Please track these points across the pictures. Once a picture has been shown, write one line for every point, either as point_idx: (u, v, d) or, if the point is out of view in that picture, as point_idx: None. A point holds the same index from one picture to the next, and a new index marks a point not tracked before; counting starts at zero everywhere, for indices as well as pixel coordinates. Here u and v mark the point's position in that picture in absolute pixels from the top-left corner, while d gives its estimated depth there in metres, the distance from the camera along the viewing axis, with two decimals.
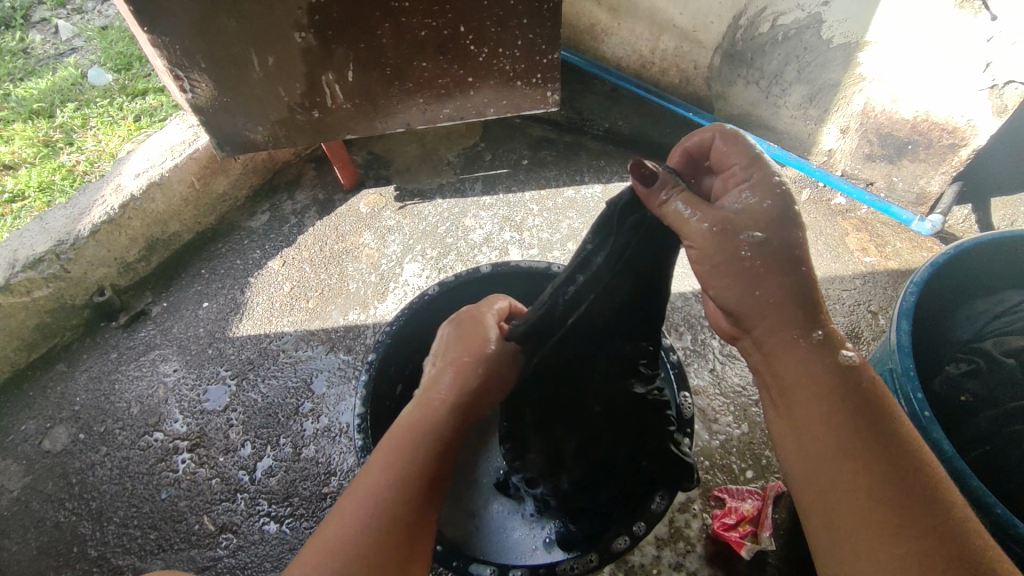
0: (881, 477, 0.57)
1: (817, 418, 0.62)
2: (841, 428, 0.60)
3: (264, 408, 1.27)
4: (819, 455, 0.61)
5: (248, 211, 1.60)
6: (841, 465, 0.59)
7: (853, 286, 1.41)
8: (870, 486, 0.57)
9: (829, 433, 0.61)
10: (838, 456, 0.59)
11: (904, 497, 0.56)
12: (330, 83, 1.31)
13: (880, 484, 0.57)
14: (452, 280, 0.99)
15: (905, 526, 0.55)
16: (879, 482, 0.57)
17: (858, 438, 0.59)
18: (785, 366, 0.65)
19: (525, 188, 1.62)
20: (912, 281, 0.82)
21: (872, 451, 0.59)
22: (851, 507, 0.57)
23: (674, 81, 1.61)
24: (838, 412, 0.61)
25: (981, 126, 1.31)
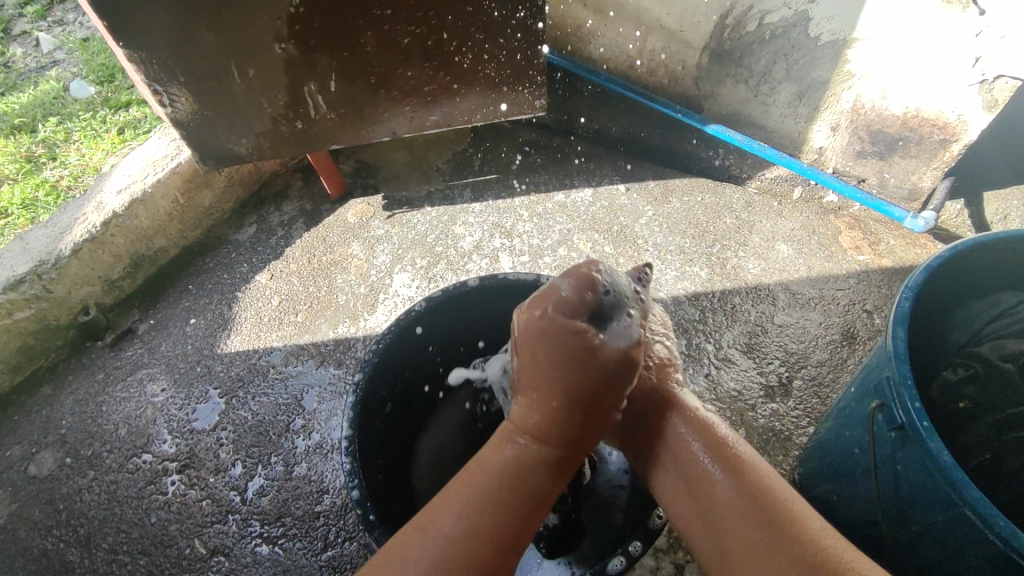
0: (756, 533, 0.64)
1: (708, 493, 0.69)
2: (730, 497, 0.68)
3: (254, 426, 1.25)
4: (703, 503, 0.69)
5: (234, 224, 1.57)
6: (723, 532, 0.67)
7: (847, 285, 1.39)
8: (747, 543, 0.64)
9: (710, 500, 0.69)
10: (732, 532, 0.66)
11: (778, 539, 0.63)
12: (313, 93, 1.28)
13: (762, 544, 0.63)
14: (439, 296, 0.97)
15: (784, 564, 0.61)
16: (761, 541, 0.63)
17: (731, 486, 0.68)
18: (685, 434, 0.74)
19: (514, 194, 1.61)
20: (907, 286, 0.81)
21: (743, 504, 0.66)
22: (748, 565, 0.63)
23: (662, 81, 1.60)
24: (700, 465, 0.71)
25: (972, 121, 1.30)
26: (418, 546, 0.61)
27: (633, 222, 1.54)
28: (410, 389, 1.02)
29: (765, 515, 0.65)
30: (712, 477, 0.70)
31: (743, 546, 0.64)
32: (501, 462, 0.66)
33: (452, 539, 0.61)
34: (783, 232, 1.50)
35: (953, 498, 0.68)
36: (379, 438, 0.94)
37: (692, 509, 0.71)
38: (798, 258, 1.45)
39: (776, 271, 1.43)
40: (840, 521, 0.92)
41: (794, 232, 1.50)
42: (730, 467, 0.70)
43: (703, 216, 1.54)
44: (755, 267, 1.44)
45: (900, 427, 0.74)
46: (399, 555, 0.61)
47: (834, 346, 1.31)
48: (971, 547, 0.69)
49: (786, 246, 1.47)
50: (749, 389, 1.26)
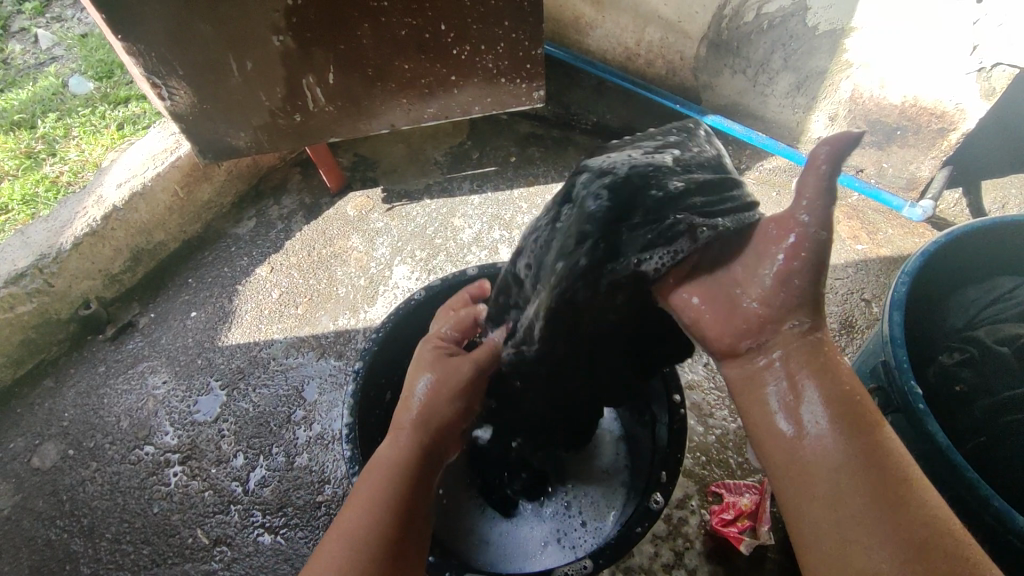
0: (876, 505, 0.55)
1: (815, 458, 0.59)
2: (847, 460, 0.58)
3: (255, 417, 1.26)
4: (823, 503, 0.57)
5: (234, 218, 1.58)
6: (826, 493, 0.57)
7: (845, 274, 1.40)
8: (859, 513, 0.55)
9: (806, 460, 0.60)
10: (843, 497, 0.56)
11: (904, 517, 0.54)
12: (311, 86, 1.29)
13: (872, 516, 0.55)
14: (438, 285, 0.98)
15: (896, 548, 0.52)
16: (876, 515, 0.55)
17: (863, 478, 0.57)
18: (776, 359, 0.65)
19: (513, 186, 1.61)
20: (903, 271, 0.81)
21: (858, 471, 0.57)
22: (860, 538, 0.54)
23: (661, 72, 1.60)
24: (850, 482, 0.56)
25: (970, 109, 1.30)
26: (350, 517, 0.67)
27: None
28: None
29: (886, 490, 0.55)
30: (787, 431, 0.62)
31: (847, 512, 0.56)
32: (383, 459, 0.73)
33: (377, 502, 0.68)
34: None
35: (948, 480, 0.69)
36: (379, 426, 0.94)
37: (772, 440, 0.63)
38: None
39: None
40: None
41: None
42: (857, 433, 0.59)
43: None
44: None
45: (897, 411, 0.75)
46: (338, 538, 0.65)
47: (833, 335, 1.31)
48: (968, 529, 0.70)
49: None
50: None
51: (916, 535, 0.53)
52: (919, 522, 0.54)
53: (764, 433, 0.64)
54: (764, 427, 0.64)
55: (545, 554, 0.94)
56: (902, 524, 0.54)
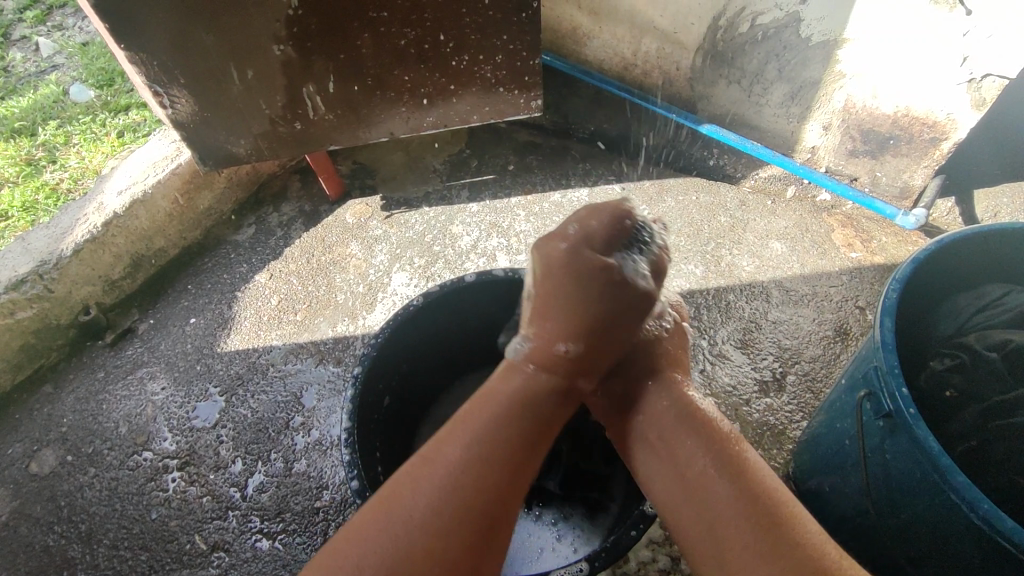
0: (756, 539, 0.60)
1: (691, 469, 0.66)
2: (709, 482, 0.65)
3: (254, 423, 1.26)
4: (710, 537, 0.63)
5: (234, 225, 1.59)
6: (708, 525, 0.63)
7: (840, 282, 1.41)
8: (742, 542, 0.60)
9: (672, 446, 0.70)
10: (721, 523, 0.62)
11: (783, 545, 0.59)
12: (311, 95, 1.30)
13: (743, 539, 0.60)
14: (436, 291, 0.98)
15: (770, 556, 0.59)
16: (754, 547, 0.59)
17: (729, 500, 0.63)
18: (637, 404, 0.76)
19: (511, 194, 1.62)
20: (895, 278, 0.82)
21: (747, 503, 0.62)
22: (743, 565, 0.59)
23: (657, 82, 1.62)
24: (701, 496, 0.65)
25: (961, 119, 1.32)
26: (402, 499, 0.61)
27: None
28: (408, 384, 1.03)
29: (766, 516, 0.61)
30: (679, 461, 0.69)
31: (727, 533, 0.61)
32: (502, 393, 0.70)
33: (446, 467, 0.63)
34: (777, 230, 1.52)
35: (938, 483, 0.70)
36: (378, 431, 0.95)
37: (670, 477, 0.68)
38: (792, 256, 1.46)
39: (770, 268, 1.45)
40: (832, 512, 0.93)
41: (788, 230, 1.52)
42: (734, 473, 0.65)
43: (698, 215, 1.56)
44: (749, 264, 1.46)
45: (888, 416, 0.76)
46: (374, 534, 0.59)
47: (828, 342, 1.32)
48: (959, 533, 0.70)
49: (780, 244, 1.49)
50: (743, 384, 1.27)
51: (795, 556, 0.58)
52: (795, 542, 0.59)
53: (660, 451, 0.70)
54: (659, 470, 0.70)
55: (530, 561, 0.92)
56: (778, 538, 0.59)
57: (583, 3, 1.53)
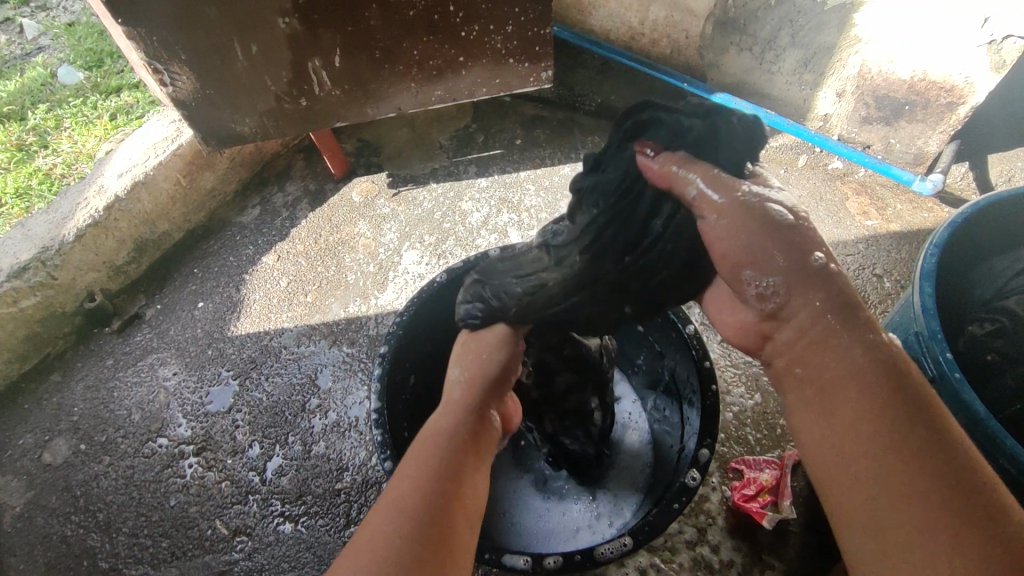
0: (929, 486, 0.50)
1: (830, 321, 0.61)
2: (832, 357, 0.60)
3: (270, 406, 1.24)
4: (831, 463, 0.57)
5: (237, 206, 1.55)
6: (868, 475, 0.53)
7: (856, 250, 1.40)
8: (869, 442, 0.54)
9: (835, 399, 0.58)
10: (862, 412, 0.56)
11: (954, 495, 0.49)
12: (317, 69, 1.26)
13: (898, 467, 0.52)
14: (458, 267, 0.96)
15: (919, 482, 0.51)
16: (931, 515, 0.49)
17: (878, 430, 0.54)
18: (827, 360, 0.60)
19: (520, 169, 1.60)
20: (932, 243, 0.81)
21: (894, 438, 0.53)
22: (871, 492, 0.52)
23: (665, 51, 1.59)
24: (872, 419, 0.55)
25: (979, 82, 1.30)
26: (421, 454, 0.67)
27: None
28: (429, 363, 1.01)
29: (943, 463, 0.51)
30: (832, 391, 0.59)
31: (865, 449, 0.54)
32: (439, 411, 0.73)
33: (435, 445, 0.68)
34: (791, 200, 1.50)
35: (986, 447, 0.69)
36: (403, 412, 0.94)
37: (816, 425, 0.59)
38: None
39: None
40: None
41: (802, 199, 1.50)
42: (853, 341, 0.60)
43: None
44: None
45: (931, 381, 0.75)
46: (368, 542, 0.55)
47: None
48: (1005, 495, 0.70)
49: None
50: None
51: (960, 499, 0.49)
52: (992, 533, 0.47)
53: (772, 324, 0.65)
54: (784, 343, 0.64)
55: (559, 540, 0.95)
56: (945, 491, 0.50)
57: None
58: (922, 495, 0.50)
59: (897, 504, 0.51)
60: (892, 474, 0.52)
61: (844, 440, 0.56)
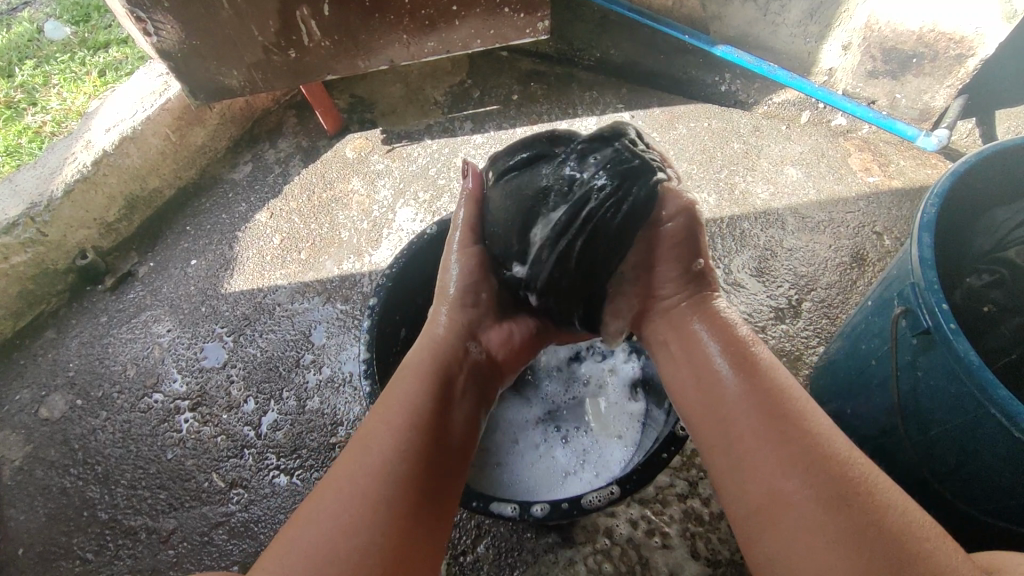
0: (825, 507, 0.55)
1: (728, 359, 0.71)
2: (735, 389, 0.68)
3: (264, 362, 1.24)
4: (744, 462, 0.62)
5: (229, 163, 1.53)
6: (772, 494, 0.59)
7: (857, 208, 1.37)
8: (772, 457, 0.60)
9: (734, 422, 0.66)
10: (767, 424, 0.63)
11: (853, 515, 0.54)
12: (305, 19, 1.23)
13: (801, 492, 0.57)
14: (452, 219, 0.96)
15: (815, 492, 0.57)
16: (816, 515, 0.55)
17: (779, 453, 0.60)
18: (735, 396, 0.67)
19: (516, 124, 1.56)
20: (933, 194, 0.79)
21: (789, 458, 0.59)
22: (787, 507, 0.57)
23: (667, 3, 1.54)
24: (772, 440, 0.61)
25: (989, 34, 1.26)
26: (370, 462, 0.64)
27: None
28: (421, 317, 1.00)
29: (839, 485, 0.56)
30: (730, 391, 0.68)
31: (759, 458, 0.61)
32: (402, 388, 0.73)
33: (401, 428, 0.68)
34: (793, 156, 1.47)
35: (977, 397, 0.69)
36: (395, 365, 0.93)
37: (726, 427, 0.66)
38: (807, 182, 1.42)
39: (786, 195, 1.40)
40: (852, 434, 0.94)
41: (804, 155, 1.47)
42: (750, 370, 0.69)
43: (710, 141, 1.50)
44: (764, 191, 1.41)
45: (925, 332, 0.74)
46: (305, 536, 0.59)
47: (844, 268, 1.30)
48: (998, 444, 0.70)
49: (795, 170, 1.44)
50: (759, 312, 1.25)
51: (858, 520, 0.54)
52: (869, 517, 0.54)
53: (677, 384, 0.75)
54: (680, 387, 0.74)
55: (545, 482, 0.92)
56: (842, 510, 0.55)
57: None
58: (829, 528, 0.54)
59: (799, 525, 0.56)
60: (801, 502, 0.57)
61: (743, 453, 0.63)
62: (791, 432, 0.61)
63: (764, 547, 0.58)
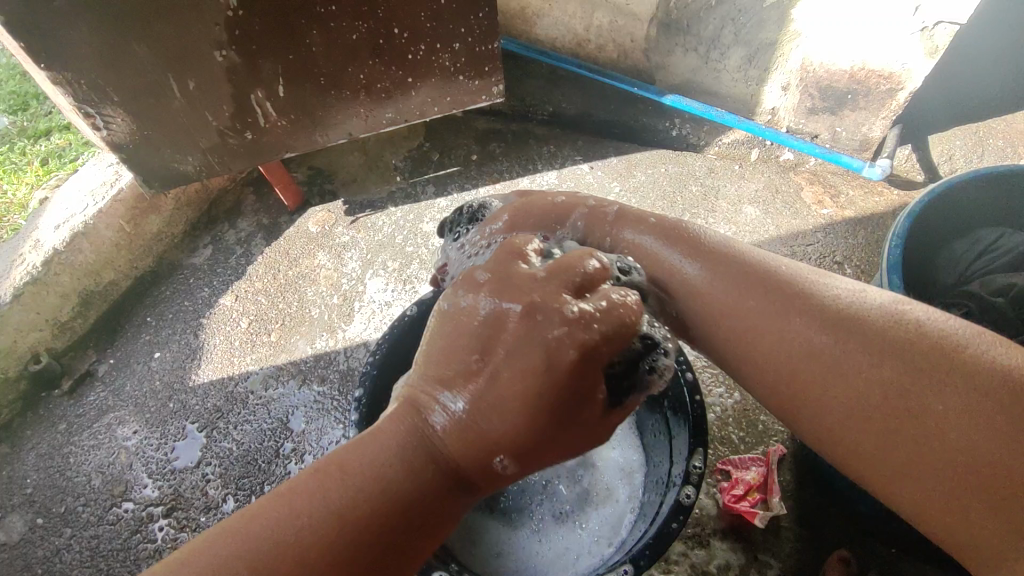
0: (906, 378, 0.59)
1: (860, 324, 0.64)
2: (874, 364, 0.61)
3: (241, 456, 1.18)
4: (817, 385, 0.64)
5: (187, 248, 1.48)
6: (864, 401, 0.61)
7: (816, 240, 1.42)
8: (843, 375, 0.62)
9: (785, 346, 0.67)
10: (939, 394, 0.58)
11: (937, 372, 0.58)
12: (261, 101, 1.22)
13: (888, 383, 0.60)
14: (430, 297, 0.94)
15: (896, 365, 0.60)
16: (962, 395, 0.57)
17: (846, 355, 0.63)
18: (756, 315, 0.69)
19: (478, 185, 1.58)
20: (893, 235, 0.82)
21: (859, 355, 0.62)
22: (881, 398, 0.60)
23: (613, 57, 1.61)
24: (819, 343, 0.64)
25: (916, 69, 1.35)
26: (352, 490, 0.57)
27: (601, 199, 1.51)
28: None
29: (907, 358, 0.60)
30: (749, 299, 0.70)
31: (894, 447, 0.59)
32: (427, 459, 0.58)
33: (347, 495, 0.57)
34: (749, 195, 1.52)
35: None
36: None
37: (774, 349, 0.68)
38: (766, 219, 1.47)
39: (747, 233, 1.44)
40: None
41: (759, 193, 1.52)
42: (769, 289, 0.70)
43: (668, 186, 1.53)
44: (727, 232, 1.45)
45: None
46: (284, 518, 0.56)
47: None
48: None
49: (753, 208, 1.49)
50: None
51: (935, 366, 0.59)
52: (937, 355, 0.59)
53: (756, 369, 0.70)
54: (726, 337, 0.73)
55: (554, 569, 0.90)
56: (925, 372, 0.59)
57: None
58: (928, 388, 0.58)
59: (924, 409, 0.58)
60: (891, 393, 0.60)
61: (806, 376, 0.65)
62: (834, 329, 0.64)
63: (902, 460, 0.59)
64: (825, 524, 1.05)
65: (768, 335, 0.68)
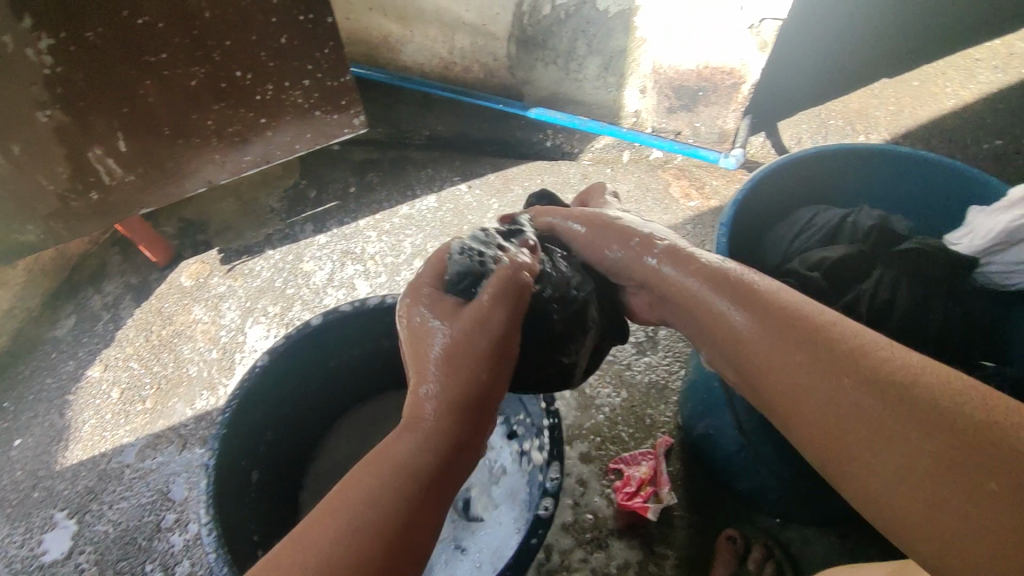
0: (904, 415, 0.52)
1: (825, 341, 0.59)
2: (846, 393, 0.55)
3: (118, 538, 1.11)
4: (805, 412, 0.58)
5: (47, 320, 1.38)
6: (860, 427, 0.54)
7: (686, 232, 1.49)
8: (831, 392, 0.56)
9: (783, 377, 0.60)
10: (893, 430, 0.52)
11: (918, 408, 0.51)
12: (100, 158, 1.15)
13: (872, 420, 0.53)
14: (280, 344, 0.85)
15: (866, 401, 0.54)
16: (937, 440, 0.50)
17: (829, 385, 0.56)
18: (759, 346, 0.63)
19: (358, 218, 1.54)
20: (721, 224, 0.86)
21: (834, 380, 0.56)
22: (859, 445, 0.53)
23: (479, 76, 1.63)
24: (808, 361, 0.58)
25: (752, 62, 1.47)
26: (357, 502, 0.55)
27: (480, 217, 1.53)
28: (272, 453, 0.91)
29: (880, 385, 0.54)
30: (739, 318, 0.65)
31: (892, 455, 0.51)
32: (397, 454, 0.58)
33: (381, 482, 0.56)
34: (621, 196, 1.57)
35: None
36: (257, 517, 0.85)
37: (783, 375, 0.60)
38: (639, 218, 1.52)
39: None
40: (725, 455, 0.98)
41: (630, 194, 1.57)
42: (748, 298, 0.65)
43: (545, 196, 1.57)
44: None
45: None
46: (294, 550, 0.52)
47: None
48: None
49: (626, 209, 1.54)
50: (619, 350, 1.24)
51: (926, 405, 0.51)
52: (920, 394, 0.52)
53: (770, 387, 0.62)
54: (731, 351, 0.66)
55: None
56: (910, 406, 0.52)
57: (389, 10, 1.50)
58: (923, 441, 0.50)
59: (901, 457, 0.51)
60: (876, 431, 0.53)
61: (790, 402, 0.59)
62: (816, 354, 0.58)
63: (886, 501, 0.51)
64: (715, 506, 1.08)
65: (761, 359, 0.62)
